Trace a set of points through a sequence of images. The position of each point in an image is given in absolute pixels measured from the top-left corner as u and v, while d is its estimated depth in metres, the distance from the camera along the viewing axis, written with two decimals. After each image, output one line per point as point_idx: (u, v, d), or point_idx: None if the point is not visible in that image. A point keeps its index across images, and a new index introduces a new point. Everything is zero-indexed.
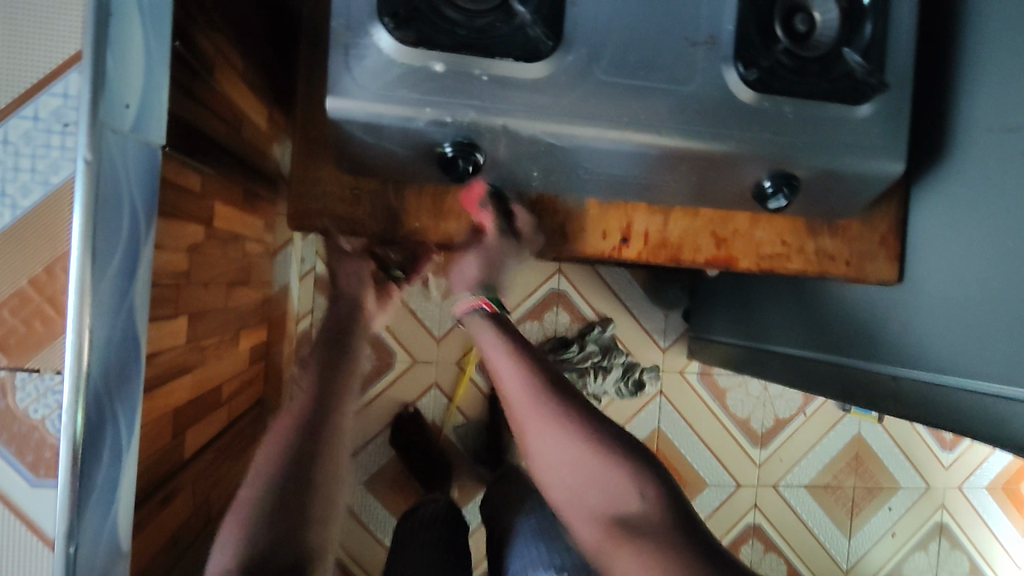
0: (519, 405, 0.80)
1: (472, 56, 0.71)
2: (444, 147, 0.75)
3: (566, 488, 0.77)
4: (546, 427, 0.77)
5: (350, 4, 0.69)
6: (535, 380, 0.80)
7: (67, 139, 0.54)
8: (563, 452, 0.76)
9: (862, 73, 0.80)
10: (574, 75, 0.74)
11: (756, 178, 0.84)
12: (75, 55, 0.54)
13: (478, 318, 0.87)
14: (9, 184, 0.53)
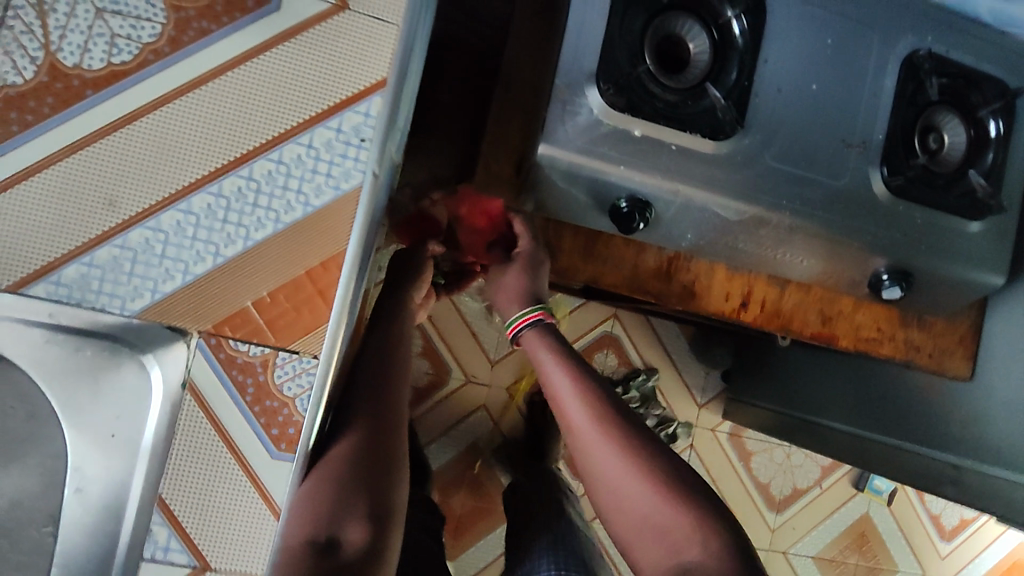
0: (588, 436, 0.84)
1: (669, 128, 0.81)
2: (620, 201, 0.83)
3: (630, 529, 0.79)
4: (620, 466, 0.81)
5: (574, 64, 0.78)
6: (602, 408, 0.84)
7: (360, 153, 0.61)
8: (638, 493, 0.79)
9: (983, 193, 0.92)
10: (747, 156, 0.84)
11: (875, 269, 0.94)
12: (380, 81, 0.60)
13: (533, 336, 0.93)
14: (305, 183, 0.59)
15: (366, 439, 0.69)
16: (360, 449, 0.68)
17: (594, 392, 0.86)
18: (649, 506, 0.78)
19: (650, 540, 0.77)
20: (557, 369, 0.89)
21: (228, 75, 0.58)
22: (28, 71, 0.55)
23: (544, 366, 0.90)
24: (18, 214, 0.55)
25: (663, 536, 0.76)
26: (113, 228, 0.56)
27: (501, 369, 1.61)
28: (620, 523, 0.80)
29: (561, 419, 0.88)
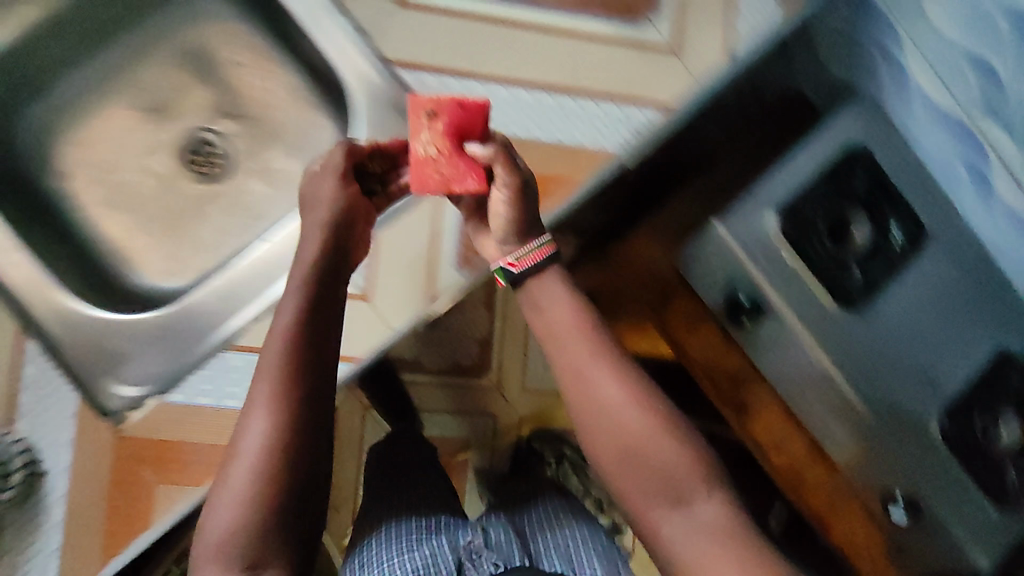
0: (598, 383, 0.65)
1: (806, 270, 1.01)
2: (740, 296, 1.04)
3: (630, 476, 0.63)
4: (632, 412, 0.64)
5: (768, 189, 1.02)
6: (577, 324, 0.67)
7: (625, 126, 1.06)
8: (666, 455, 0.63)
9: (1010, 490, 1.03)
10: (845, 328, 1.02)
11: (888, 488, 1.06)
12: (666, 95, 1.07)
13: (546, 276, 0.68)
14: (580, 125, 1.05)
15: (316, 313, 0.69)
16: (310, 322, 0.68)
17: (603, 341, 0.67)
18: (621, 409, 0.64)
19: (635, 475, 0.63)
20: (570, 312, 0.67)
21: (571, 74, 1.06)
22: None
23: (548, 309, 0.68)
24: None
25: (657, 475, 0.63)
26: None
27: (533, 397, 1.22)
28: (616, 468, 0.64)
29: (555, 361, 0.67)
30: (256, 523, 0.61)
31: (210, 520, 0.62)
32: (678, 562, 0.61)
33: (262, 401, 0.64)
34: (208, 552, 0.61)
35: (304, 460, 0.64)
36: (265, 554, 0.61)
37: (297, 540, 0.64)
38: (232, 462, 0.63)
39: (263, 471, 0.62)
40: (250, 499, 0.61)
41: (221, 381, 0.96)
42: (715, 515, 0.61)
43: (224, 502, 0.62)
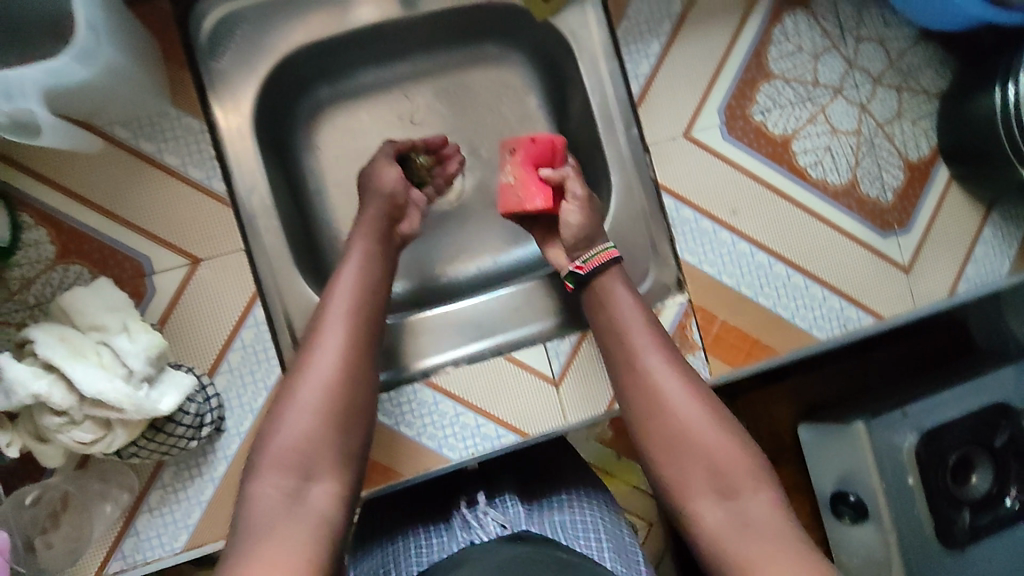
0: (655, 368, 0.68)
1: (925, 499, 0.99)
2: (850, 493, 1.05)
3: (685, 468, 0.63)
4: (684, 403, 0.65)
5: (924, 410, 1.01)
6: (642, 325, 0.71)
7: (816, 327, 0.87)
8: (711, 443, 0.63)
9: None
10: (944, 563, 1.00)
11: None
12: (877, 312, 0.88)
13: (609, 272, 0.76)
14: (770, 303, 0.86)
15: (380, 262, 0.75)
16: (376, 271, 0.73)
17: (661, 339, 0.71)
18: (701, 431, 0.64)
19: (697, 477, 0.62)
20: (632, 313, 0.72)
21: (837, 217, 0.87)
22: (778, 131, 0.85)
23: (619, 312, 0.73)
24: (696, 166, 0.84)
25: (704, 466, 0.62)
26: (719, 218, 0.85)
27: None
28: (671, 470, 0.64)
29: (625, 388, 0.69)
30: (320, 434, 0.60)
31: (278, 434, 0.60)
32: (727, 560, 0.58)
33: (341, 320, 0.67)
34: (276, 461, 0.58)
35: (367, 374, 0.65)
36: (319, 459, 0.59)
37: (354, 453, 0.62)
38: (302, 372, 0.63)
39: (333, 382, 0.63)
40: (322, 410, 0.61)
41: (441, 429, 0.81)
42: (764, 510, 0.59)
43: (295, 415, 0.60)
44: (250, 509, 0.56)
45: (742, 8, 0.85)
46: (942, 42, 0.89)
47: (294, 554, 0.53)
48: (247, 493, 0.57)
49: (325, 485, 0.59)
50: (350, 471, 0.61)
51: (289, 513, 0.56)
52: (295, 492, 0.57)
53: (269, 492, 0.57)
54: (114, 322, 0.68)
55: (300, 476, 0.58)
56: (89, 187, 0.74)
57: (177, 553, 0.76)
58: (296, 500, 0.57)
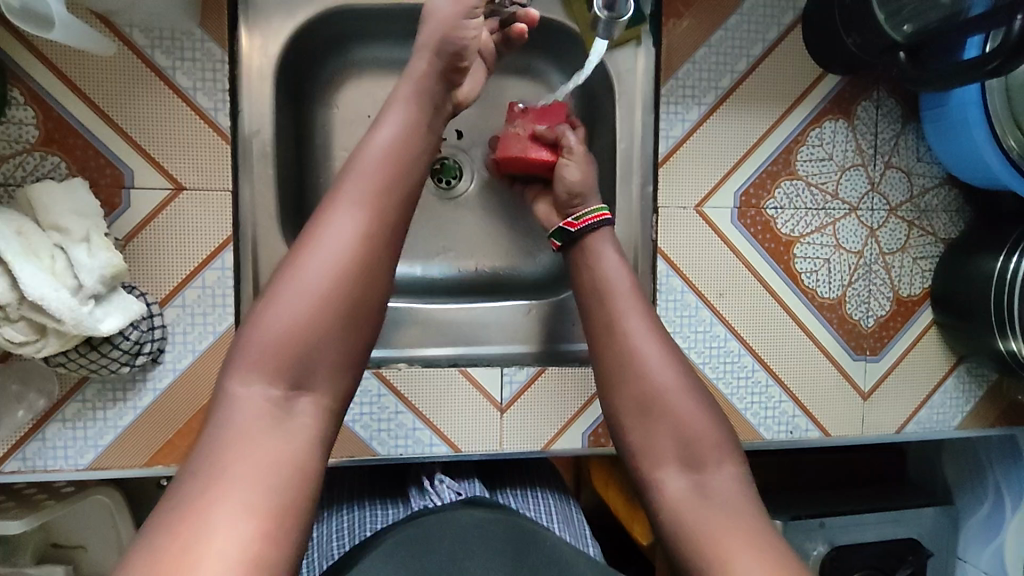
0: (635, 332, 0.65)
1: None
2: None
3: (653, 434, 0.62)
4: (662, 371, 0.64)
5: (839, 529, 1.03)
6: (626, 289, 0.68)
7: (766, 425, 0.88)
8: (682, 416, 0.62)
9: None
10: None
11: None
12: (825, 428, 0.89)
13: (599, 233, 0.73)
14: (730, 389, 0.87)
15: (400, 147, 0.60)
16: (416, 149, 0.61)
17: (646, 306, 0.68)
18: (672, 404, 0.62)
19: (664, 446, 0.61)
20: (619, 277, 0.69)
21: (815, 326, 0.88)
22: (785, 230, 0.86)
23: (605, 274, 0.70)
24: (698, 240, 0.85)
25: (674, 437, 0.61)
26: (705, 296, 0.85)
27: None
28: (640, 434, 0.63)
29: (602, 350, 0.66)
30: (316, 330, 0.53)
31: (270, 317, 0.53)
32: (683, 533, 0.57)
33: (345, 213, 0.55)
34: (262, 354, 0.52)
35: (380, 272, 0.56)
36: (314, 361, 0.53)
37: (355, 353, 0.56)
38: (307, 251, 0.55)
39: (339, 270, 0.54)
40: (323, 302, 0.53)
41: (375, 422, 0.80)
42: (728, 484, 0.59)
43: (289, 304, 0.53)
44: (230, 409, 0.51)
45: (786, 102, 0.85)
46: (964, 191, 0.90)
47: (273, 476, 0.49)
48: (228, 390, 0.51)
49: (316, 392, 0.53)
50: (348, 371, 0.55)
51: (276, 423, 0.51)
52: (281, 394, 0.52)
53: (251, 396, 0.51)
54: (78, 229, 0.66)
55: (291, 377, 0.52)
56: (89, 84, 0.70)
57: (79, 469, 0.74)
58: (284, 407, 0.52)
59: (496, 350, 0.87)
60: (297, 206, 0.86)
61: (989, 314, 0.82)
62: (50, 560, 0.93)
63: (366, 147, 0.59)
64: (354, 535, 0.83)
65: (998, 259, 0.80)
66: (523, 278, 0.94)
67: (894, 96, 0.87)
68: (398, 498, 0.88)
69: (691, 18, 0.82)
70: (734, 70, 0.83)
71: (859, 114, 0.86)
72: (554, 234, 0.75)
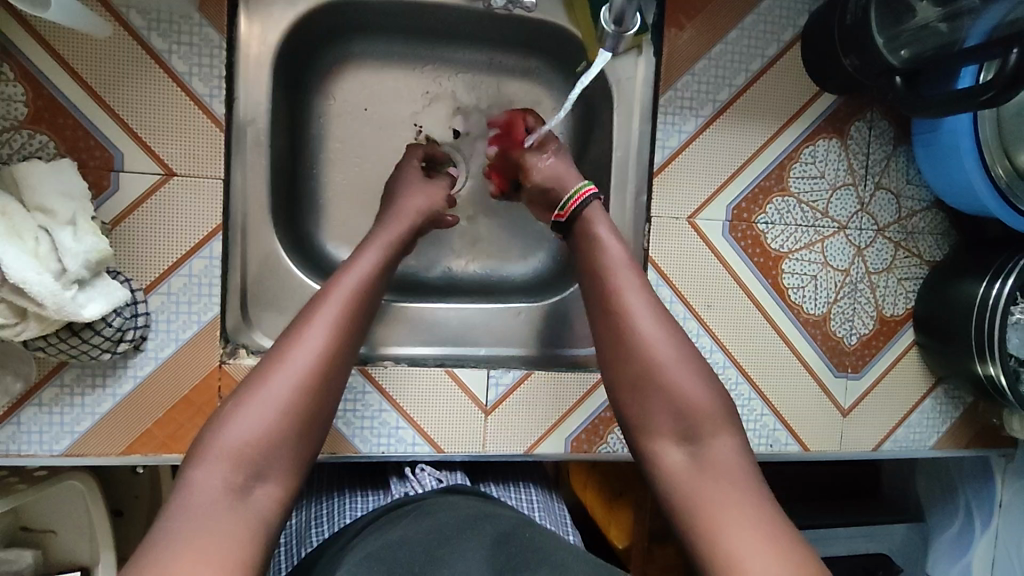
0: (634, 310, 0.65)
1: None
2: None
3: (651, 409, 0.62)
4: (660, 343, 0.63)
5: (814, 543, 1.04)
6: (621, 266, 0.68)
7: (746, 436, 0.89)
8: (680, 389, 0.61)
9: None
10: None
11: None
12: (802, 444, 0.90)
13: (591, 208, 0.72)
14: None
15: (380, 276, 0.69)
16: (381, 278, 0.69)
17: (642, 283, 0.68)
18: (670, 375, 0.62)
19: (663, 419, 0.61)
20: (618, 253, 0.69)
21: (795, 343, 0.89)
22: (774, 246, 0.87)
23: (601, 247, 0.69)
24: (687, 251, 0.85)
25: (672, 410, 0.61)
26: (693, 307, 0.86)
27: None
28: (638, 408, 0.62)
29: (602, 329, 0.66)
30: (278, 436, 0.56)
31: (232, 426, 0.55)
32: (680, 504, 0.57)
33: (321, 326, 0.61)
34: (224, 451, 0.54)
35: (334, 394, 0.61)
36: (273, 459, 0.55)
37: (308, 459, 0.58)
38: (276, 363, 0.58)
39: (302, 382, 0.58)
40: (288, 410, 0.56)
41: (358, 422, 0.80)
42: (726, 454, 0.59)
43: (250, 411, 0.56)
44: (186, 495, 0.52)
45: (782, 118, 0.86)
46: (951, 215, 0.92)
47: (223, 546, 0.49)
48: (187, 478, 0.53)
49: (270, 485, 0.55)
50: (300, 474, 0.57)
51: (232, 507, 0.52)
52: (241, 484, 0.53)
53: (210, 485, 0.52)
54: (65, 211, 0.64)
55: (250, 471, 0.54)
56: (82, 62, 0.69)
57: (54, 455, 0.72)
58: (240, 497, 0.53)
59: (480, 357, 0.86)
60: (289, 197, 0.85)
61: (969, 338, 0.83)
62: (20, 543, 0.92)
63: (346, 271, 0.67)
64: (333, 523, 0.83)
65: (981, 284, 0.82)
66: (516, 281, 0.94)
67: (888, 119, 0.88)
68: (380, 486, 0.89)
69: (693, 29, 0.82)
70: (732, 83, 0.84)
71: (852, 134, 0.87)
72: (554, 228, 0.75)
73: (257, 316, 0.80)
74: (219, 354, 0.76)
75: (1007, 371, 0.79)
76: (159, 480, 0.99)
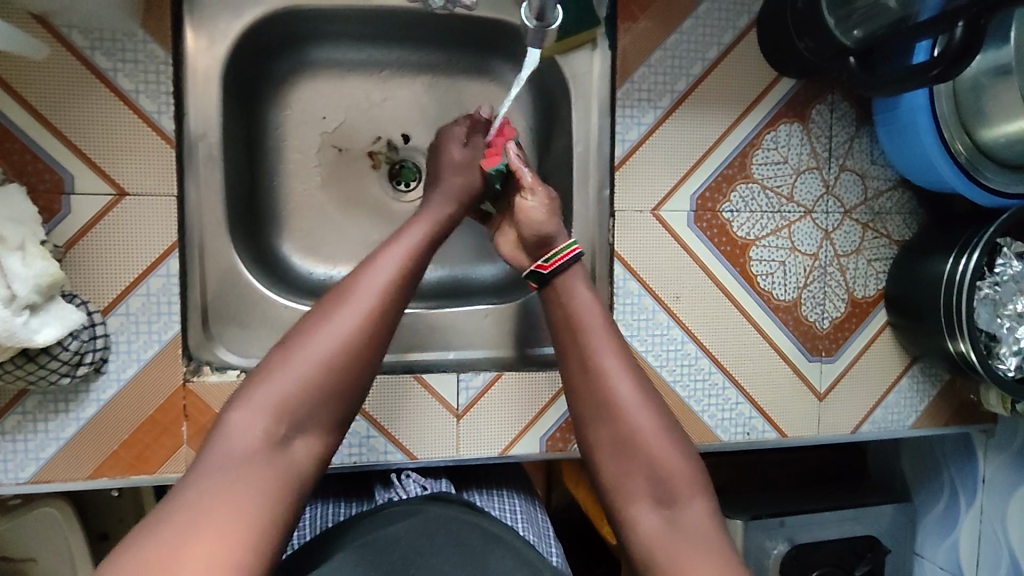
0: (609, 371, 0.65)
1: None
2: None
3: (627, 470, 0.62)
4: (636, 409, 0.63)
5: (801, 529, 1.04)
6: (597, 325, 0.68)
7: (723, 425, 0.88)
8: (656, 452, 0.61)
9: None
10: None
11: None
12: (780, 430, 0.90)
13: (572, 271, 0.71)
14: (688, 390, 0.87)
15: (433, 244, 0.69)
16: (431, 245, 0.68)
17: (619, 342, 0.68)
18: (647, 438, 0.62)
19: (639, 483, 0.61)
20: (595, 315, 0.68)
21: (765, 330, 0.88)
22: (741, 233, 0.86)
23: (575, 308, 0.69)
24: (653, 242, 0.85)
25: (648, 473, 0.61)
26: (662, 299, 0.85)
27: None
28: (615, 469, 0.62)
29: (579, 390, 0.66)
30: (319, 392, 0.56)
31: (282, 375, 0.56)
32: (655, 565, 0.57)
33: (370, 290, 0.61)
34: (268, 402, 0.54)
35: (381, 353, 0.61)
36: (314, 414, 0.56)
37: (345, 418, 0.59)
38: (324, 319, 0.59)
39: (350, 338, 0.58)
40: (332, 365, 0.57)
41: None
42: (698, 519, 0.58)
43: (298, 362, 0.56)
44: (225, 440, 0.53)
45: (741, 105, 0.85)
46: (917, 193, 0.91)
47: (256, 503, 0.50)
48: (226, 422, 0.54)
49: (309, 438, 0.56)
50: (335, 435, 0.58)
51: (266, 459, 0.53)
52: (279, 436, 0.54)
53: (250, 433, 0.53)
54: (14, 237, 0.63)
55: (289, 424, 0.55)
56: (26, 86, 0.68)
57: (20, 483, 0.72)
58: (277, 449, 0.53)
59: (453, 362, 0.86)
60: (249, 210, 0.84)
61: (939, 316, 0.83)
62: None
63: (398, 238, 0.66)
64: (317, 527, 0.82)
65: (947, 261, 0.81)
66: (484, 283, 0.93)
67: (848, 100, 0.88)
68: (364, 495, 0.88)
69: (647, 21, 0.82)
70: (690, 73, 0.83)
71: (813, 117, 0.87)
72: (529, 276, 0.73)
73: (220, 331, 0.80)
74: (182, 372, 0.75)
75: (977, 346, 0.78)
76: (141, 502, 0.99)
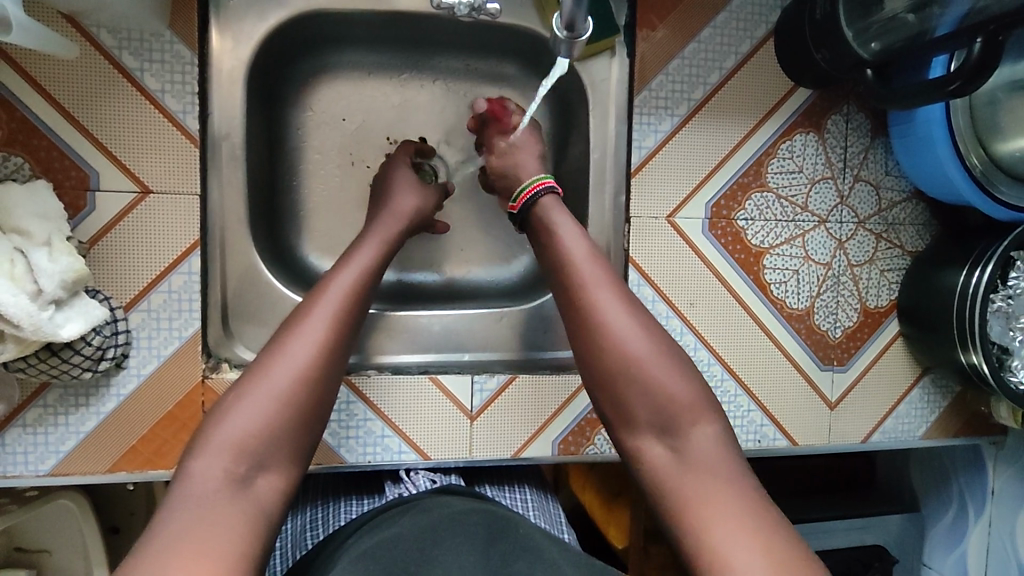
0: (600, 298, 0.62)
1: None
2: None
3: (628, 401, 0.59)
4: (631, 333, 0.60)
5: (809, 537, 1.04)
6: (585, 254, 0.65)
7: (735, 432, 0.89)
8: (656, 381, 0.59)
9: None
10: None
11: None
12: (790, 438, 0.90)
13: (546, 201, 0.71)
14: None
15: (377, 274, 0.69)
16: (374, 273, 0.68)
17: (608, 268, 0.65)
18: (642, 364, 0.59)
19: (642, 411, 0.59)
20: (581, 245, 0.66)
21: (778, 339, 0.89)
22: (755, 241, 0.87)
23: (563, 238, 0.67)
24: (667, 249, 0.85)
25: (650, 402, 0.58)
26: (676, 305, 0.86)
27: None
28: (615, 405, 0.60)
29: (572, 322, 0.64)
30: (280, 426, 0.56)
31: (236, 416, 0.55)
32: (667, 500, 0.55)
33: (318, 325, 0.61)
34: (227, 442, 0.54)
35: (333, 383, 0.61)
36: (274, 450, 0.55)
37: (306, 451, 0.58)
38: (275, 356, 0.58)
39: (304, 374, 0.58)
40: (288, 400, 0.57)
41: (344, 434, 0.80)
42: (705, 444, 0.57)
43: (255, 400, 0.56)
44: (187, 486, 0.51)
45: (757, 115, 0.86)
46: (931, 206, 0.92)
47: (227, 538, 0.49)
48: (186, 470, 0.53)
49: (271, 475, 0.55)
50: (301, 466, 0.58)
51: (231, 499, 0.52)
52: (241, 475, 0.53)
53: (211, 475, 0.52)
54: (40, 232, 0.64)
55: (250, 462, 0.54)
56: (55, 83, 0.69)
57: (39, 475, 0.73)
58: (240, 487, 0.53)
59: (472, 364, 0.86)
60: (267, 209, 0.85)
61: (953, 328, 0.83)
62: (13, 564, 0.91)
63: (343, 269, 0.66)
64: (328, 527, 0.83)
65: (961, 273, 0.81)
66: (499, 286, 0.94)
67: (864, 112, 0.89)
68: (374, 491, 0.88)
69: (666, 29, 0.82)
70: (707, 81, 0.84)
71: (829, 128, 0.88)
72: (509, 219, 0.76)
73: (238, 329, 0.80)
74: (201, 369, 0.76)
75: (989, 358, 0.78)
76: (153, 497, 1.00)
